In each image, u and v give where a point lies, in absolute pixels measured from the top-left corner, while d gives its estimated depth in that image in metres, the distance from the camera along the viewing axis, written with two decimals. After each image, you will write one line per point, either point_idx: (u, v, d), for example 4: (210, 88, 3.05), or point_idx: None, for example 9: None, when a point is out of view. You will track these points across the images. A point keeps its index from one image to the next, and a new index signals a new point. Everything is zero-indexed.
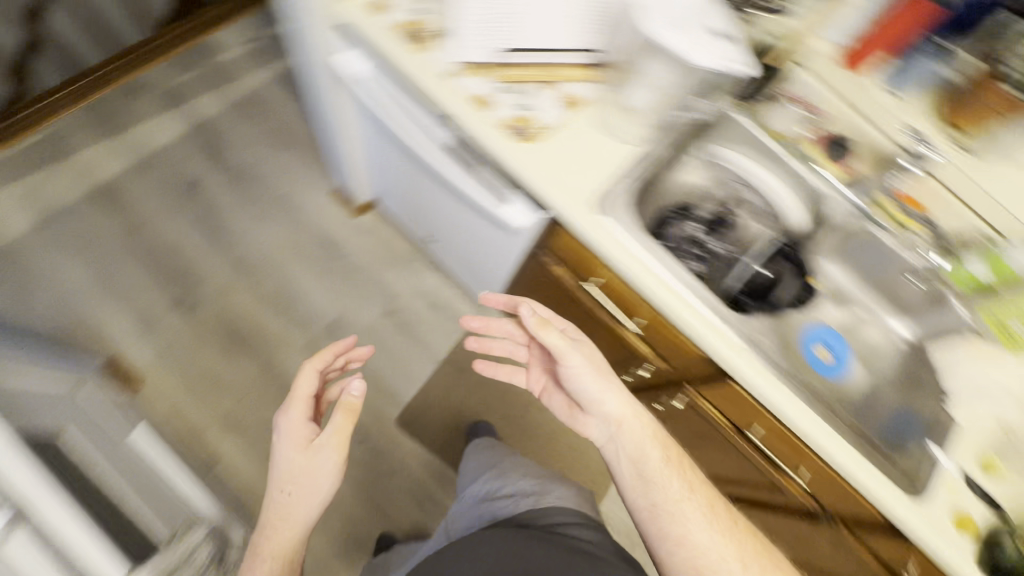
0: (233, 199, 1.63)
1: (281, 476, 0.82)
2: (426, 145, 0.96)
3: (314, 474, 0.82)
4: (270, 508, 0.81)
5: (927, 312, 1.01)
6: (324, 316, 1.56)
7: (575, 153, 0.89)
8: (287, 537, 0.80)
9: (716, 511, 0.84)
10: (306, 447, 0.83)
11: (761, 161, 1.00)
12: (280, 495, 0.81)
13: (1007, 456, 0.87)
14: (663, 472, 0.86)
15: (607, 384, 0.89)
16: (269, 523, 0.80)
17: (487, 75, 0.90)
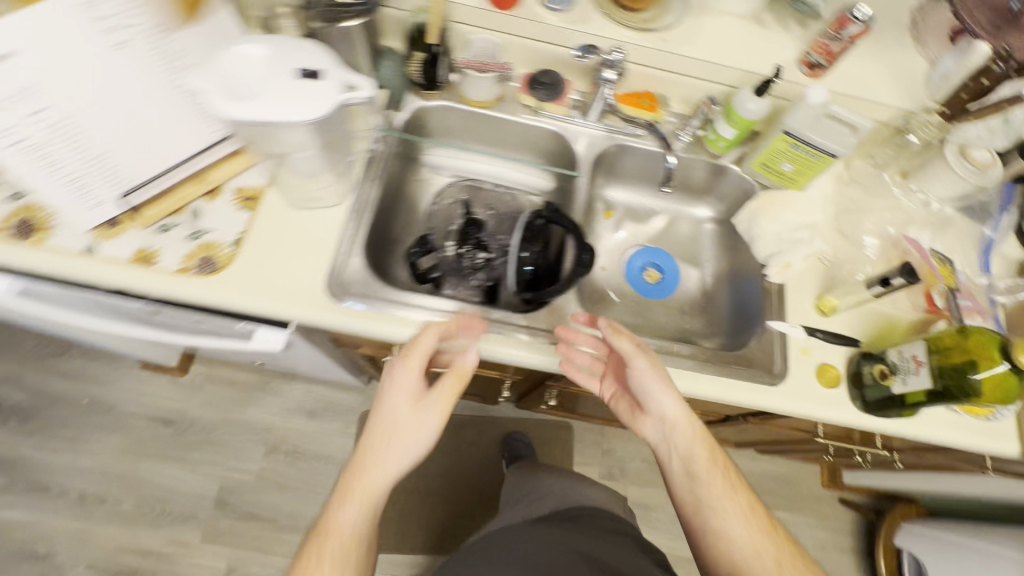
0: (32, 443, 1.38)
1: (368, 459, 0.64)
2: (123, 328, 0.77)
3: (406, 455, 0.65)
4: (318, 539, 0.62)
5: (712, 184, 0.99)
6: (204, 496, 1.38)
7: (284, 248, 0.77)
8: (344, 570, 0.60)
9: (760, 513, 0.70)
10: (422, 396, 0.67)
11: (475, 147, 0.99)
12: (347, 510, 0.63)
13: (837, 286, 0.86)
14: (712, 474, 0.71)
15: (667, 385, 0.71)
16: (321, 550, 0.61)
17: (135, 225, 0.74)
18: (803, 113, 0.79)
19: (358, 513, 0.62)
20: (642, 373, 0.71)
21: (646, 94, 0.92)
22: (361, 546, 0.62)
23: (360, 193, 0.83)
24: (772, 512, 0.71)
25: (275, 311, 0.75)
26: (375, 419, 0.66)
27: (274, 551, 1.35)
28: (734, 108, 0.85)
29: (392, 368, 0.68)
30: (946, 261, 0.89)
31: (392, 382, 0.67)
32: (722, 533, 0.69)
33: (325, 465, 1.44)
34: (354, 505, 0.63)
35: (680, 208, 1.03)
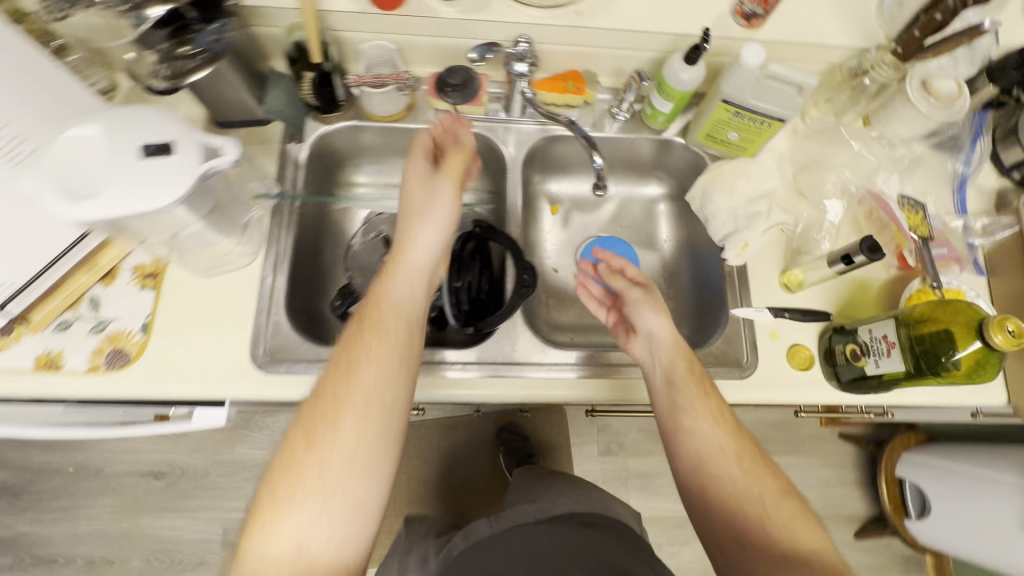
0: (29, 517, 1.38)
1: (388, 276, 0.61)
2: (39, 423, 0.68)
3: (422, 247, 0.63)
4: (339, 356, 0.56)
5: (662, 159, 0.91)
6: (210, 540, 1.39)
7: (201, 321, 0.71)
8: (383, 390, 0.55)
9: (729, 419, 0.61)
10: (426, 177, 0.66)
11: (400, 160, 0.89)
12: (369, 337, 0.56)
13: (802, 258, 0.80)
14: (692, 377, 0.63)
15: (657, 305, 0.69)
16: (365, 347, 0.56)
17: (32, 330, 0.68)
18: (741, 79, 0.70)
19: (380, 337, 0.57)
20: (636, 300, 0.70)
21: (571, 76, 0.82)
22: (405, 358, 0.57)
23: (272, 244, 0.75)
24: (750, 434, 0.62)
25: (202, 394, 0.69)
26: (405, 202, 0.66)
27: None
28: (666, 80, 0.75)
29: (410, 172, 0.66)
30: (918, 207, 0.82)
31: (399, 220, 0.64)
32: (685, 436, 0.61)
33: None
34: (376, 316, 0.58)
35: (630, 189, 0.96)
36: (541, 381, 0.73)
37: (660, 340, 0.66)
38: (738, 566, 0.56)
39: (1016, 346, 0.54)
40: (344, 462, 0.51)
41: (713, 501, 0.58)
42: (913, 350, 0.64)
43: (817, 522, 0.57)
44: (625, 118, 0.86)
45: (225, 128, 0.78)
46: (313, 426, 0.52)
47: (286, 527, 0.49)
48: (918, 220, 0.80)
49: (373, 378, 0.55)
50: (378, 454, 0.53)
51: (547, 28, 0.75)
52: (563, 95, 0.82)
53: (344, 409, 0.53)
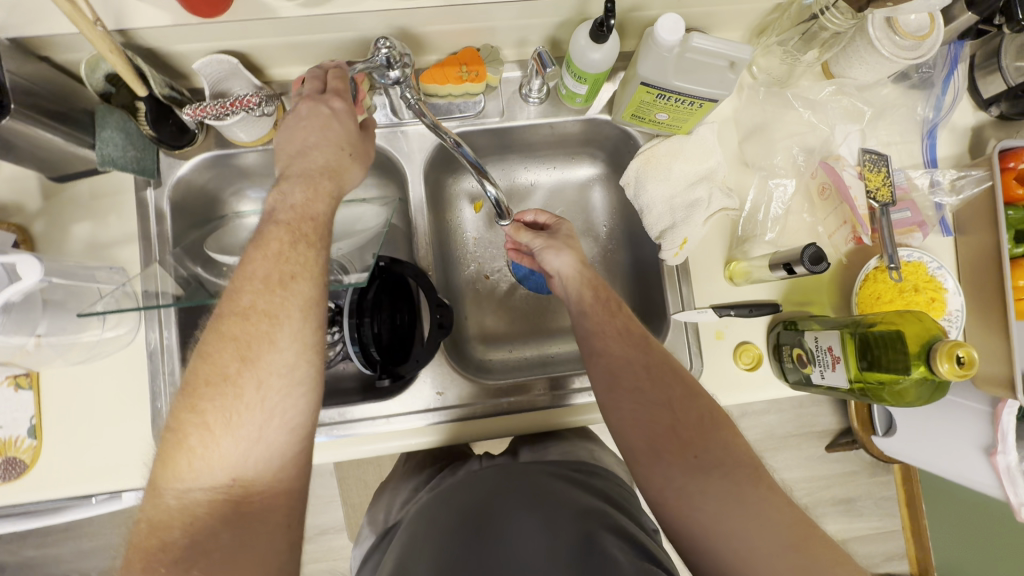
0: (27, 547, 1.41)
1: (311, 174, 0.55)
2: None
3: (354, 178, 0.59)
4: (265, 265, 0.50)
5: (591, 134, 0.79)
6: None
7: (95, 411, 0.65)
8: (321, 300, 0.52)
9: (635, 332, 0.62)
10: (335, 102, 0.58)
11: None
12: (297, 246, 0.52)
13: (746, 246, 0.72)
14: (598, 301, 0.64)
15: (568, 242, 0.68)
16: (301, 262, 0.51)
17: None
18: (657, 56, 0.57)
19: (318, 249, 0.53)
20: (539, 245, 0.69)
21: (465, 58, 0.67)
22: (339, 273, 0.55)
23: (151, 314, 0.66)
24: (656, 343, 0.63)
25: (116, 491, 0.65)
26: (322, 109, 0.58)
27: None
28: (573, 58, 0.62)
29: (311, 85, 0.59)
30: (883, 163, 0.68)
31: (285, 136, 0.57)
32: (597, 358, 0.61)
33: None
34: (312, 223, 0.53)
35: (561, 173, 0.84)
36: (512, 415, 0.71)
37: (568, 279, 0.67)
38: (652, 474, 0.54)
39: (958, 377, 0.49)
40: (282, 388, 0.49)
41: (625, 409, 0.58)
42: (863, 364, 0.59)
43: (728, 422, 0.57)
44: (539, 100, 0.73)
45: (67, 185, 0.67)
46: (246, 343, 0.49)
47: (220, 447, 0.46)
48: (880, 181, 0.67)
49: (308, 291, 0.51)
50: (316, 370, 0.51)
51: (420, 11, 0.60)
52: (457, 85, 0.67)
53: (282, 326, 0.49)
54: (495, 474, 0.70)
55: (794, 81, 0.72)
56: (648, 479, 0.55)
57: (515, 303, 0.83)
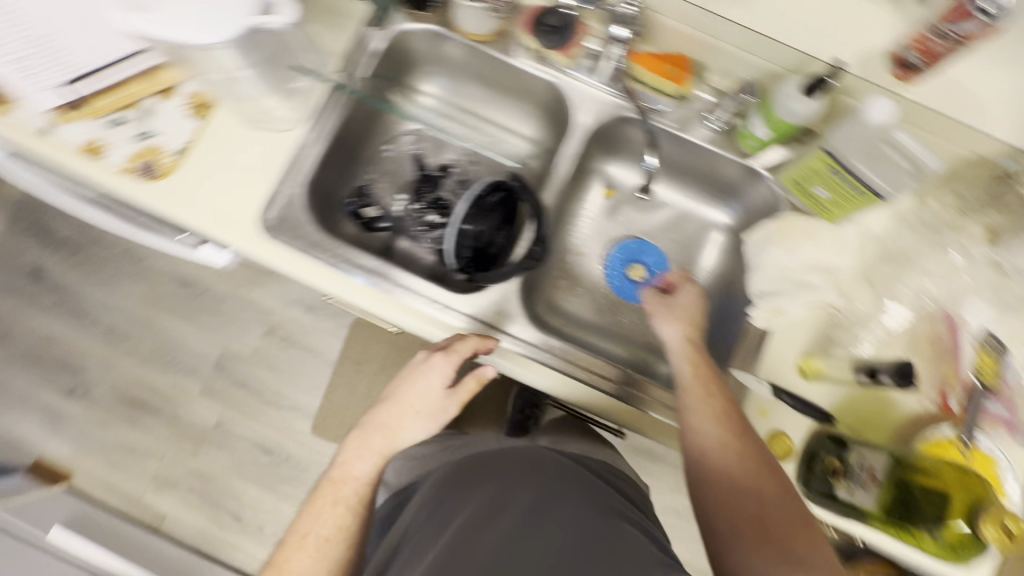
0: (79, 273, 1.56)
1: (370, 434, 0.73)
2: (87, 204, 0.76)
3: (406, 434, 0.73)
4: (308, 523, 0.71)
5: (742, 186, 0.81)
6: (210, 356, 1.54)
7: (229, 166, 0.73)
8: (335, 550, 0.70)
9: (733, 416, 0.60)
10: (435, 382, 0.72)
11: (472, 82, 0.85)
12: (332, 508, 0.71)
13: (831, 349, 0.71)
14: (696, 382, 0.63)
15: (679, 318, 0.68)
16: (329, 523, 0.71)
17: (78, 116, 0.73)
18: (855, 133, 0.61)
19: (342, 508, 0.72)
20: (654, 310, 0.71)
21: (676, 60, 0.73)
22: (359, 523, 0.72)
23: (317, 120, 0.75)
24: (750, 427, 0.61)
25: (208, 234, 0.73)
26: (419, 374, 0.72)
27: (257, 418, 1.51)
28: (772, 102, 0.66)
29: (420, 350, 0.74)
30: (1000, 351, 0.66)
31: (389, 390, 0.74)
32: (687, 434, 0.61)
33: (313, 358, 1.53)
34: (346, 488, 0.71)
35: (695, 205, 0.87)
36: (547, 371, 0.74)
37: (672, 350, 0.67)
38: (733, 551, 0.55)
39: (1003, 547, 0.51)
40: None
41: (710, 488, 0.58)
42: (892, 513, 0.59)
43: (816, 527, 0.56)
44: (717, 129, 0.76)
45: None
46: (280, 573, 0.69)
47: None
48: (990, 365, 0.65)
49: (333, 546, 0.70)
50: None
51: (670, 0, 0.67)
52: (658, 78, 0.73)
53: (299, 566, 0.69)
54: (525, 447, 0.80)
55: (955, 234, 0.72)
56: (728, 562, 0.55)
57: (590, 292, 0.87)
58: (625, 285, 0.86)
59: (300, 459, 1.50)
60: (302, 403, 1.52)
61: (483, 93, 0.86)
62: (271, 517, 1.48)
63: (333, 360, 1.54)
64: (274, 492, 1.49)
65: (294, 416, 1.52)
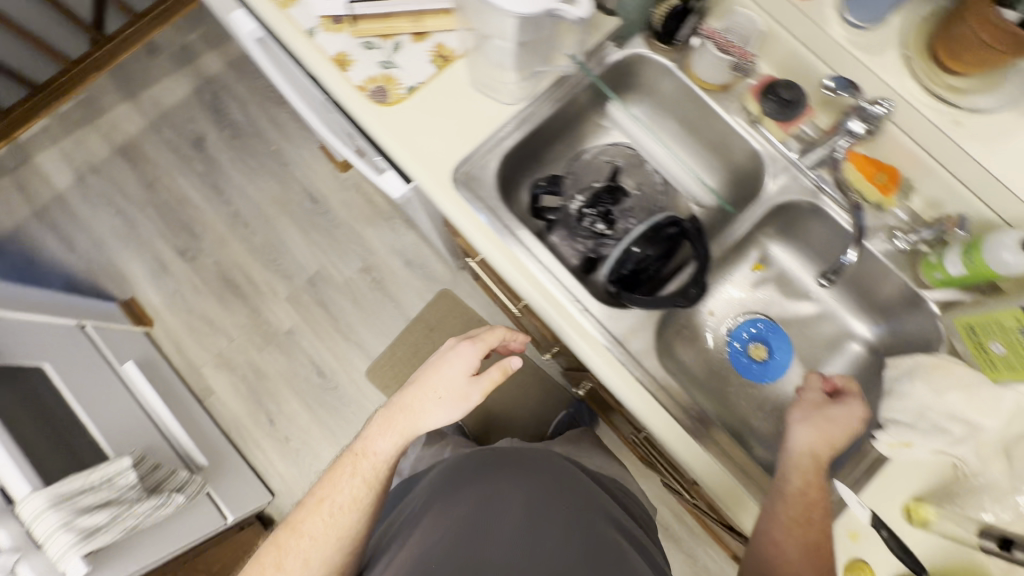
0: (233, 155, 1.71)
1: (393, 415, 0.77)
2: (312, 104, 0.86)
3: (427, 418, 0.77)
4: (323, 488, 0.79)
5: (899, 311, 0.80)
6: (307, 269, 1.64)
7: (446, 115, 0.80)
8: (345, 516, 0.78)
9: (815, 548, 0.61)
10: (462, 373, 0.77)
11: (665, 126, 0.90)
12: (349, 478, 0.78)
13: (948, 505, 0.68)
14: (798, 504, 0.62)
15: (822, 433, 0.65)
16: (342, 490, 0.78)
17: (344, 30, 0.83)
18: None
19: (355, 477, 0.78)
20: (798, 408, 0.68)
21: (889, 172, 0.75)
22: (368, 492, 0.79)
23: (533, 104, 0.81)
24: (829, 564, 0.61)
25: (404, 165, 0.80)
26: (447, 363, 0.77)
27: (325, 341, 1.59)
28: (982, 244, 0.66)
29: (451, 339, 0.80)
30: None
31: (415, 374, 0.79)
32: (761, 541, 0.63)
33: (394, 308, 1.60)
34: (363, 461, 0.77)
35: (840, 311, 0.86)
36: (657, 409, 0.73)
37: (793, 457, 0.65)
38: None
39: None
40: (318, 562, 0.77)
41: None
42: None
43: None
44: (901, 248, 0.75)
45: None
46: (294, 530, 0.78)
47: None
48: None
49: (346, 514, 0.78)
50: (336, 547, 0.78)
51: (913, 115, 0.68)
52: (866, 183, 0.75)
53: (311, 525, 0.78)
54: (527, 453, 0.94)
55: None
56: None
57: (707, 352, 0.87)
58: (742, 359, 0.86)
59: (346, 393, 1.56)
60: (368, 344, 1.59)
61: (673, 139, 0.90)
62: (299, 435, 1.54)
63: (409, 318, 1.60)
64: (312, 413, 1.55)
65: (355, 353, 1.58)
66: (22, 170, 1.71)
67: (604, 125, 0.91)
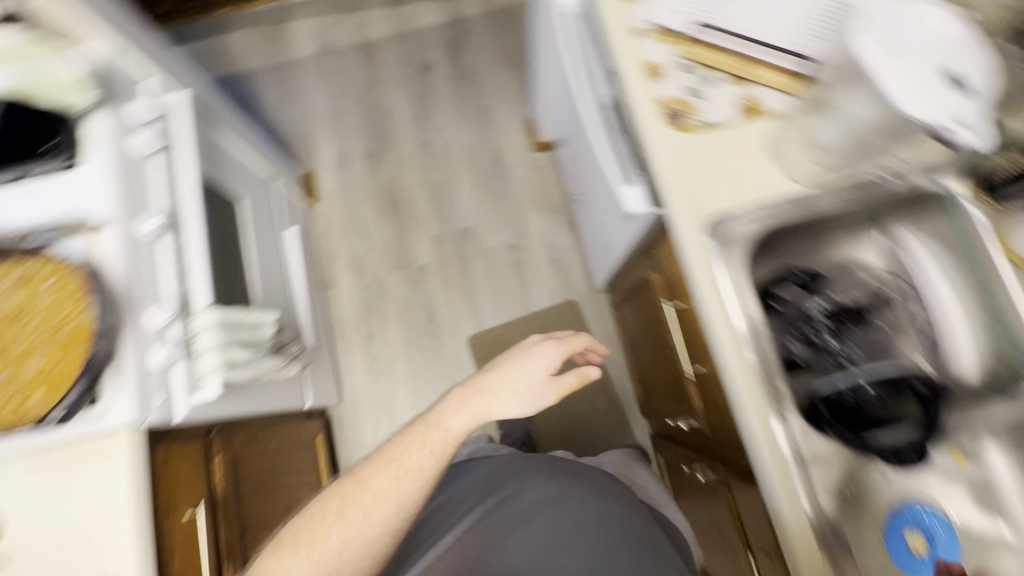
0: (448, 93, 1.80)
1: (470, 396, 0.76)
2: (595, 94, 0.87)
3: (501, 407, 0.76)
4: (391, 449, 0.74)
5: None
6: (463, 222, 1.69)
7: (728, 161, 0.78)
8: (408, 481, 0.73)
9: None
10: (540, 370, 0.77)
11: (950, 274, 0.75)
12: (418, 446, 0.74)
13: None
14: None
15: None
16: (409, 457, 0.73)
17: (667, 43, 0.83)
18: None
19: (422, 447, 0.74)
20: None
21: None
22: (433, 465, 0.73)
23: (819, 193, 0.76)
24: None
25: (665, 188, 0.78)
26: (527, 356, 0.78)
27: (447, 291, 1.64)
28: None
29: (535, 335, 0.81)
30: None
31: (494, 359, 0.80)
32: None
33: (520, 294, 1.62)
34: (435, 434, 0.74)
35: None
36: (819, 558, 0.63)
37: None
38: None
39: None
40: (376, 521, 0.71)
41: None
42: None
43: None
44: None
45: None
46: (357, 483, 0.73)
47: (329, 534, 0.70)
48: None
49: (412, 483, 0.72)
50: (396, 507, 0.72)
51: None
52: None
53: (376, 479, 0.72)
54: (590, 467, 0.91)
55: None
56: None
57: None
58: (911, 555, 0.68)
59: (443, 347, 1.60)
60: (482, 315, 1.62)
61: (953, 291, 0.75)
62: (386, 361, 1.60)
63: (528, 310, 1.61)
64: (406, 348, 1.60)
65: (468, 315, 1.62)
66: (278, 28, 1.89)
67: (865, 240, 0.82)
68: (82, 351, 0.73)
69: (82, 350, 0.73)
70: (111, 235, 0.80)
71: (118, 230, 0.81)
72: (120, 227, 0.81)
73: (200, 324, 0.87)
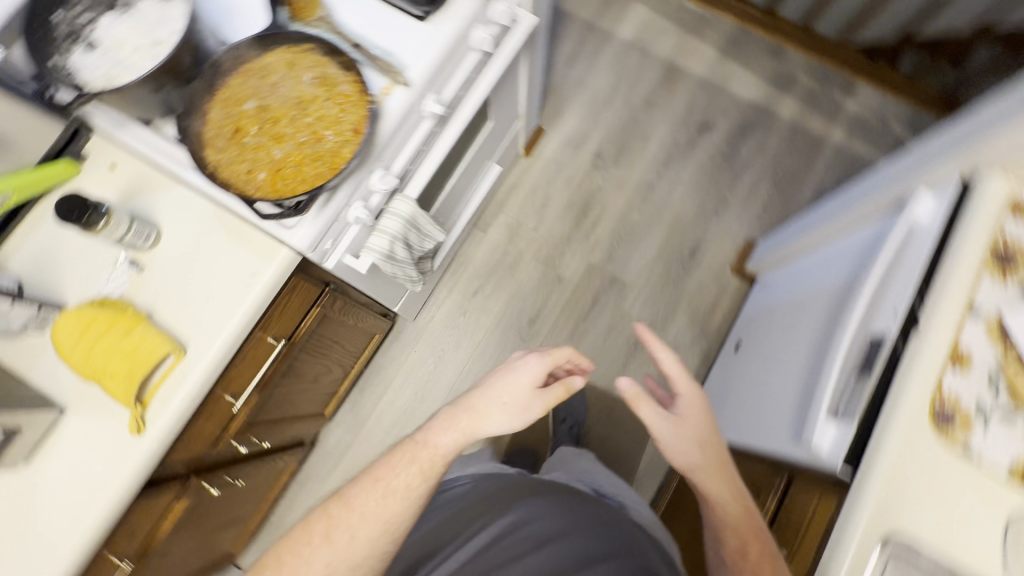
0: (704, 162, 1.72)
1: (460, 412, 0.74)
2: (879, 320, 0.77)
3: (488, 420, 0.73)
4: (380, 473, 0.73)
5: None
6: (622, 272, 1.64)
7: (960, 502, 0.67)
8: (392, 504, 0.71)
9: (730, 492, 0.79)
10: (527, 386, 0.74)
11: None
12: (408, 463, 0.73)
13: None
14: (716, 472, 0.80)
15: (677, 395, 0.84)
16: (398, 474, 0.72)
17: (995, 346, 0.72)
18: None
19: (413, 465, 0.72)
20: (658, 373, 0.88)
21: None
22: (420, 486, 0.72)
23: None
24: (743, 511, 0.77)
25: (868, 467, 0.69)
26: (512, 365, 0.75)
27: (562, 314, 1.61)
28: None
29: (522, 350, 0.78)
30: None
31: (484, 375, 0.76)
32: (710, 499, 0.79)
33: (616, 370, 1.56)
34: (424, 453, 0.72)
35: None
36: None
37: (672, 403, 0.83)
38: None
39: None
40: (362, 545, 0.69)
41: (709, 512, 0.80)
42: None
43: None
44: None
45: None
46: (343, 500, 0.72)
47: (317, 551, 0.68)
48: None
49: (398, 512, 0.71)
50: (382, 534, 0.70)
51: None
52: None
53: (360, 501, 0.71)
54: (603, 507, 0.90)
55: None
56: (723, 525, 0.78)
57: None
58: None
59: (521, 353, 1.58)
60: None
61: None
62: (471, 322, 1.61)
63: (610, 388, 1.55)
64: (493, 326, 1.60)
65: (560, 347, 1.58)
66: None
67: None
68: (317, 171, 0.77)
69: (316, 170, 0.77)
70: (404, 96, 0.81)
71: (411, 95, 0.82)
72: (411, 95, 0.82)
73: (397, 208, 0.89)
